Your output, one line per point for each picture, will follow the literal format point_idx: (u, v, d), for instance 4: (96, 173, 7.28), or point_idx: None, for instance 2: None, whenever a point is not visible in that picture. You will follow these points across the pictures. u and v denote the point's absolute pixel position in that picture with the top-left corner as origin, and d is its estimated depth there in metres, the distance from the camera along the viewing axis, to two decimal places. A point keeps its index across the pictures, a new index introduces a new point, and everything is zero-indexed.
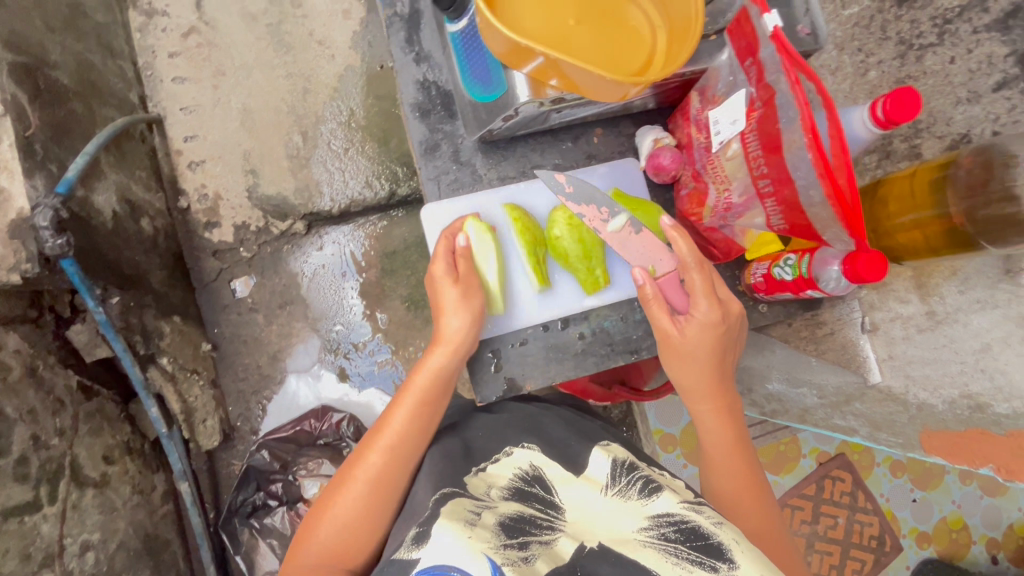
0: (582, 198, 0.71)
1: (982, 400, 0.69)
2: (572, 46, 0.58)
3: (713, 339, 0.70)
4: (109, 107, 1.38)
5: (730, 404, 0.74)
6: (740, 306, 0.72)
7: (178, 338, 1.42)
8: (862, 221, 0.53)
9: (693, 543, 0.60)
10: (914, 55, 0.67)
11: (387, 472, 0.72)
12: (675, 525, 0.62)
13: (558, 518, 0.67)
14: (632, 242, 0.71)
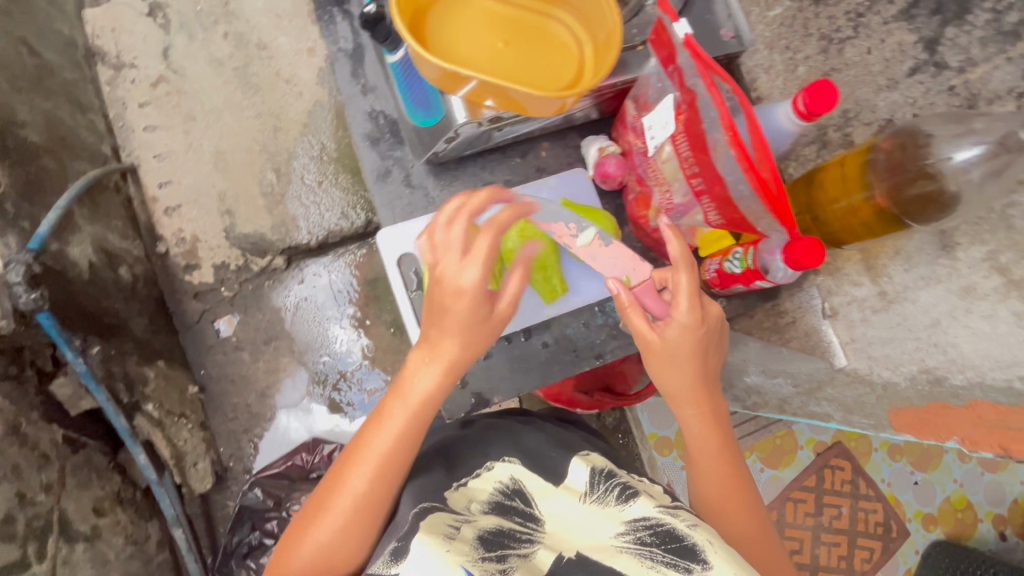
0: (550, 215, 0.74)
1: (939, 374, 0.70)
2: (503, 67, 0.61)
3: (694, 344, 0.68)
4: (81, 161, 1.40)
5: (714, 407, 0.74)
6: (719, 307, 0.69)
7: (163, 383, 1.43)
8: (790, 210, 0.55)
9: (668, 545, 0.61)
10: (835, 49, 0.70)
11: (381, 486, 0.66)
12: (650, 528, 0.63)
13: (538, 530, 0.67)
14: (603, 254, 0.74)
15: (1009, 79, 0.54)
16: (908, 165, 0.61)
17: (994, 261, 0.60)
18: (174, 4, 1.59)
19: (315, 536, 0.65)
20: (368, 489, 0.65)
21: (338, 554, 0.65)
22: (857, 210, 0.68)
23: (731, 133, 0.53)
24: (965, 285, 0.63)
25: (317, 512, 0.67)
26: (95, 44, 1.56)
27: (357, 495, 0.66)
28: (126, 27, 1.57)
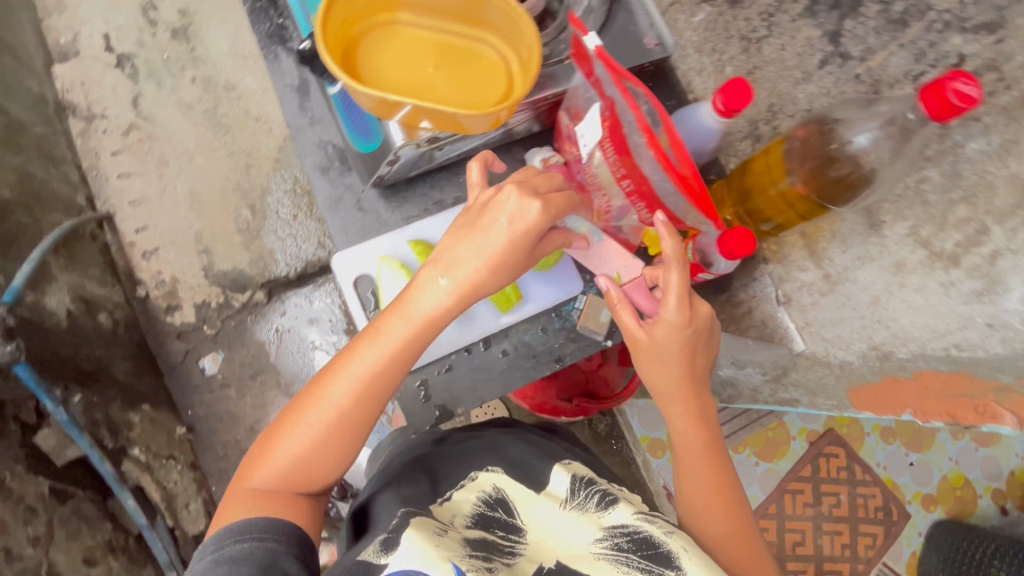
0: None
1: (886, 349, 0.72)
2: (434, 90, 0.64)
3: (681, 342, 0.70)
4: (55, 212, 1.42)
5: (703, 407, 0.75)
6: (709, 308, 0.71)
7: (149, 426, 1.43)
8: (711, 203, 0.59)
9: (643, 552, 0.64)
10: (754, 47, 0.73)
11: (364, 412, 0.65)
12: (628, 535, 0.66)
13: (519, 541, 0.68)
14: (596, 249, 0.79)
15: (904, 64, 0.58)
16: (818, 150, 0.64)
17: (917, 237, 0.62)
18: (141, 54, 1.63)
19: (287, 453, 0.64)
20: (350, 413, 0.64)
21: (308, 477, 0.64)
22: (785, 197, 0.70)
23: (648, 136, 0.56)
24: (896, 261, 0.65)
25: (291, 426, 0.65)
26: (66, 98, 1.59)
27: (342, 419, 0.64)
28: (96, 80, 1.61)
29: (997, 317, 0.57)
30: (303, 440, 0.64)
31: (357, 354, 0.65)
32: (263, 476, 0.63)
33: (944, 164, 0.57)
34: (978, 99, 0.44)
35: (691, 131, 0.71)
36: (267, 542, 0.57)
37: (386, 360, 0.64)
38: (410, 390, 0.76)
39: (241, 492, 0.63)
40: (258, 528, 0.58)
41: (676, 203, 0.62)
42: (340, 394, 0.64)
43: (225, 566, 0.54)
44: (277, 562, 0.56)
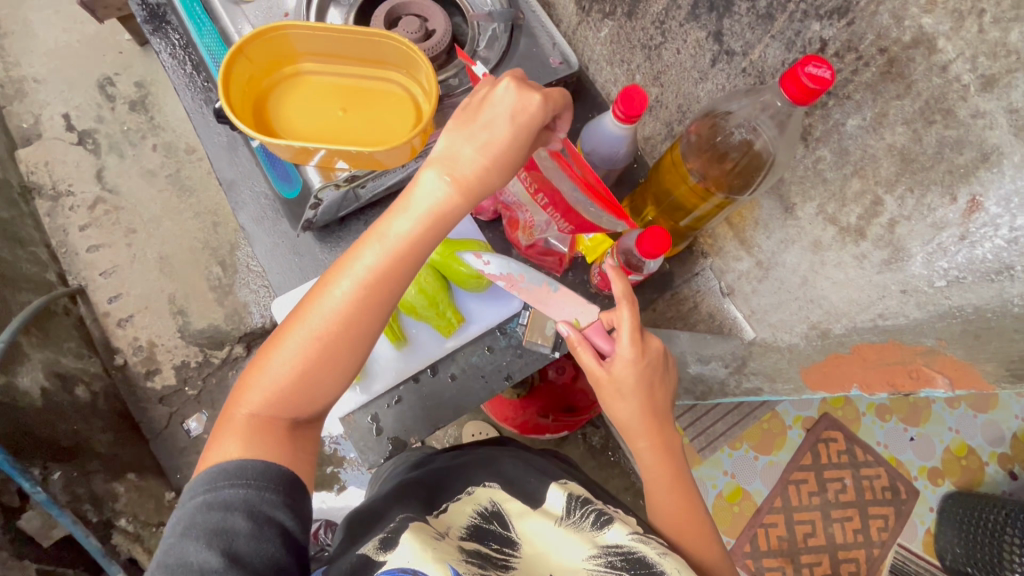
0: (502, 266, 0.77)
1: (824, 326, 0.73)
2: (347, 132, 0.66)
3: (638, 377, 0.71)
4: (26, 292, 1.43)
5: (669, 439, 0.75)
6: (659, 342, 0.73)
7: (136, 494, 1.41)
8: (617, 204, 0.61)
9: (637, 571, 0.60)
10: (655, 54, 0.77)
11: (359, 339, 0.56)
12: (622, 554, 0.62)
13: (513, 555, 0.63)
14: (553, 299, 0.78)
15: (779, 54, 0.59)
16: (709, 144, 0.70)
17: (826, 215, 0.64)
18: (102, 128, 1.67)
19: (278, 381, 0.56)
20: (352, 335, 0.55)
21: (302, 410, 0.57)
22: (697, 191, 0.73)
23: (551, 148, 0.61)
24: (813, 240, 0.67)
25: (281, 345, 0.56)
26: (31, 180, 1.63)
27: (337, 347, 0.55)
28: (59, 159, 1.65)
29: (908, 283, 0.58)
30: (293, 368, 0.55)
31: (349, 263, 0.55)
32: (253, 404, 0.56)
33: (832, 142, 0.59)
34: (829, 80, 0.47)
35: (602, 140, 0.73)
36: (264, 492, 0.53)
37: (381, 275, 0.55)
38: (362, 426, 0.78)
39: (232, 421, 0.56)
40: (253, 474, 0.53)
41: (586, 210, 0.64)
42: (330, 313, 0.55)
43: (218, 511, 0.51)
44: (274, 515, 0.53)
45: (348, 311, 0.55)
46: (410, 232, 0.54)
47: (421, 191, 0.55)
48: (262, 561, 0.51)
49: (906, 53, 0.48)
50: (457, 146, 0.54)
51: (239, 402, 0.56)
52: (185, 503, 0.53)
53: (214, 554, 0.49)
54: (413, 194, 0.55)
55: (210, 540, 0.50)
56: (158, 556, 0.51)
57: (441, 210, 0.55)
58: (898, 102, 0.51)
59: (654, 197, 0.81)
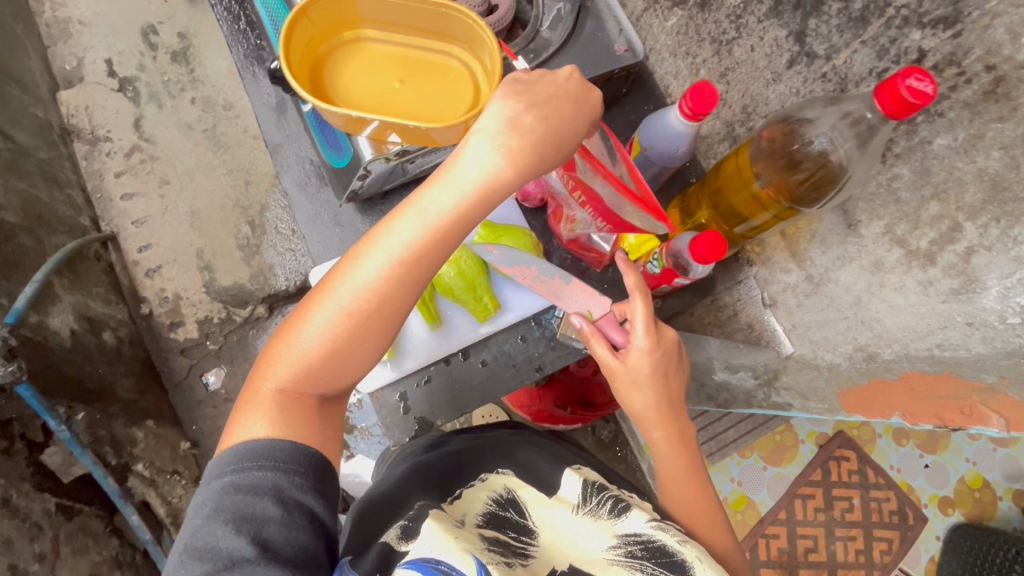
0: (513, 259, 0.73)
1: (872, 349, 0.70)
2: (402, 104, 0.65)
3: (654, 366, 0.70)
4: (60, 234, 1.45)
5: (682, 430, 0.74)
6: (673, 332, 0.72)
7: (154, 441, 1.45)
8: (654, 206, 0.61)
9: (658, 560, 0.59)
10: (725, 50, 0.73)
11: (393, 314, 0.56)
12: (641, 543, 0.61)
13: (531, 544, 0.63)
14: (565, 290, 0.74)
15: (868, 62, 0.56)
16: (783, 151, 0.64)
17: (892, 236, 0.61)
18: (143, 77, 1.67)
19: (305, 357, 0.56)
20: (389, 307, 0.55)
21: (330, 385, 0.57)
22: (758, 198, 0.69)
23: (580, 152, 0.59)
24: (874, 260, 0.64)
25: (312, 320, 0.56)
26: (71, 123, 1.63)
27: (370, 321, 0.55)
28: (99, 104, 1.65)
29: (976, 316, 0.55)
30: (322, 343, 0.56)
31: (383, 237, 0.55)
32: (281, 379, 0.56)
33: (913, 161, 0.56)
34: (932, 95, 0.44)
35: (663, 136, 0.70)
36: (293, 478, 0.53)
37: (418, 250, 0.54)
38: (390, 404, 0.78)
39: (258, 396, 0.56)
40: (282, 459, 0.53)
41: (625, 212, 0.63)
42: (359, 292, 0.54)
43: (247, 495, 0.51)
44: (303, 501, 0.53)
45: (383, 287, 0.54)
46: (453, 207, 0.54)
47: (466, 166, 0.54)
48: (293, 549, 0.50)
49: (1017, 73, 0.45)
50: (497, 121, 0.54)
51: (264, 378, 0.56)
52: (210, 488, 0.52)
53: (243, 541, 0.49)
54: (456, 170, 0.54)
55: (239, 526, 0.49)
56: (183, 540, 0.50)
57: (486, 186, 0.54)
58: (998, 124, 0.47)
59: (708, 198, 0.78)
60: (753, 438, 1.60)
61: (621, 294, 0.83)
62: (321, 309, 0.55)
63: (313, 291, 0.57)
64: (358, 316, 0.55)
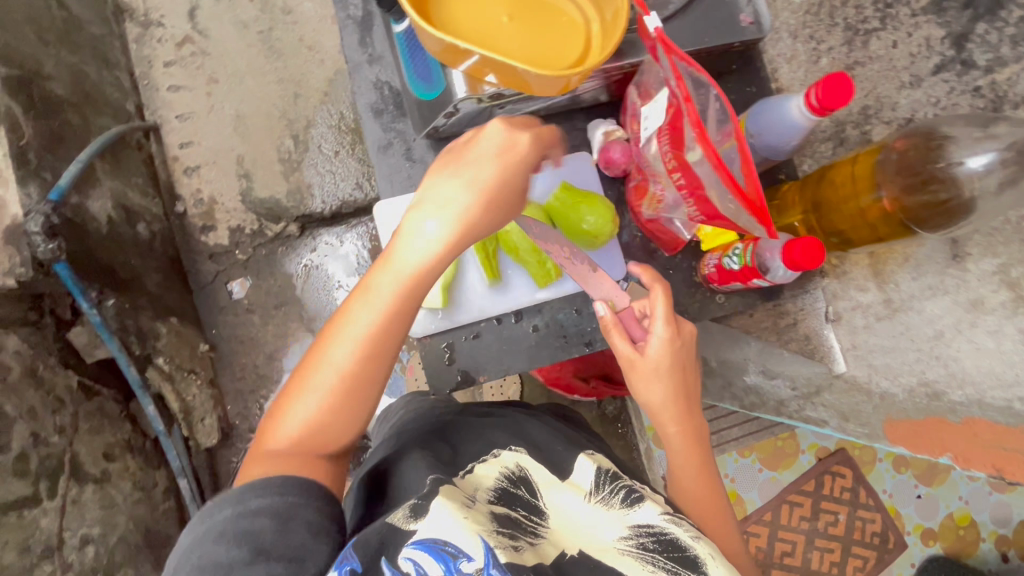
0: (549, 238, 0.70)
1: (937, 388, 0.68)
2: (506, 41, 0.60)
3: (673, 360, 0.69)
4: (105, 117, 1.42)
5: (695, 426, 0.73)
6: (692, 325, 0.71)
7: (175, 339, 1.45)
8: (767, 212, 0.52)
9: (671, 554, 0.57)
10: (860, 40, 0.67)
11: (376, 366, 0.61)
12: (654, 535, 0.59)
13: (542, 525, 0.60)
14: (592, 278, 0.72)
15: None
16: (917, 166, 0.57)
17: (1004, 274, 0.62)
18: None
19: (298, 426, 0.60)
20: (363, 370, 0.60)
21: (325, 445, 0.61)
22: (866, 214, 0.64)
23: (700, 130, 0.51)
24: (974, 298, 0.64)
25: (301, 395, 0.61)
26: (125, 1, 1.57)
27: (354, 386, 0.61)
28: None
29: None
30: (310, 413, 0.61)
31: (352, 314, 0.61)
32: (278, 444, 0.60)
33: None
34: None
35: (776, 124, 0.65)
36: (288, 498, 0.55)
37: (383, 319, 0.60)
38: (435, 351, 0.76)
39: (258, 460, 0.60)
40: (277, 485, 0.55)
41: (728, 208, 0.55)
42: (341, 362, 0.60)
43: (245, 516, 0.53)
44: (299, 515, 0.54)
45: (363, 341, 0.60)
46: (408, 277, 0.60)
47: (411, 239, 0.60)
48: (289, 554, 0.52)
49: None
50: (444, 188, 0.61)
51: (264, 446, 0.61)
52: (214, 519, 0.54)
53: (242, 553, 0.51)
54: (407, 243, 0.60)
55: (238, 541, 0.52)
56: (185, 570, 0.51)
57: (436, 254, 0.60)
58: None
59: (805, 198, 0.72)
60: (754, 440, 1.60)
61: (684, 284, 0.79)
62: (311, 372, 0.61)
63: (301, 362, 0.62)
64: (343, 385, 0.60)
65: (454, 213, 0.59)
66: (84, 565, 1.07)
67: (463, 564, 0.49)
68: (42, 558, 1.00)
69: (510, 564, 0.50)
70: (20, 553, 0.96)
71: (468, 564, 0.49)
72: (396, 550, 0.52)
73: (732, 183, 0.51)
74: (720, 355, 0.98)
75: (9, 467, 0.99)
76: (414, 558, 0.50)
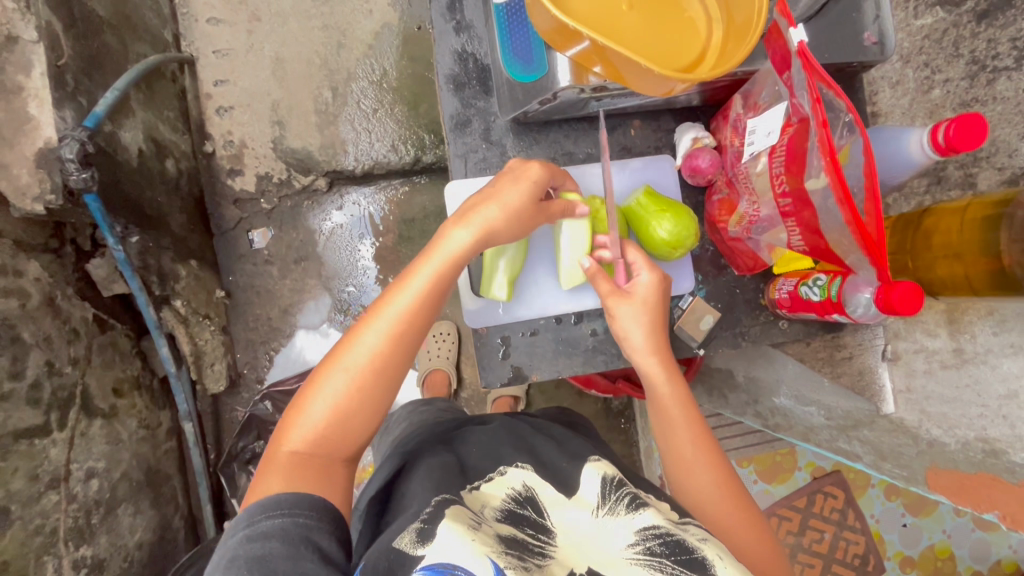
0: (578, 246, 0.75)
1: (998, 446, 0.66)
2: (620, 31, 0.56)
3: (657, 310, 0.72)
4: (142, 44, 1.28)
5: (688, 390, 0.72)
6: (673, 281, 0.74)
7: (193, 282, 1.34)
8: (885, 253, 0.53)
9: (678, 557, 0.53)
10: (986, 77, 0.62)
11: (392, 372, 0.64)
12: (660, 538, 0.54)
13: (549, 544, 0.57)
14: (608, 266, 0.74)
15: None
16: None
17: None
18: None
19: (320, 418, 0.62)
20: (390, 355, 0.63)
21: (344, 442, 0.62)
22: (966, 267, 0.63)
23: (830, 158, 0.52)
24: None
25: (323, 386, 0.62)
26: None
27: (377, 375, 0.63)
28: None
29: None
30: (333, 405, 0.62)
31: (383, 309, 0.64)
32: (297, 440, 0.61)
33: None
34: None
35: (889, 156, 0.67)
36: (299, 518, 0.54)
37: (411, 312, 0.64)
38: (489, 343, 0.80)
39: (275, 458, 0.60)
40: (288, 502, 0.55)
41: (842, 241, 0.56)
42: (372, 345, 0.63)
43: (258, 542, 0.52)
44: (311, 537, 0.54)
45: (384, 347, 0.63)
46: (437, 273, 0.65)
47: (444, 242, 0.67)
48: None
49: None
50: (478, 216, 0.66)
51: (281, 443, 0.61)
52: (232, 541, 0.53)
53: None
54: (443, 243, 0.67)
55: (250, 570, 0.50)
56: None
57: (462, 256, 0.67)
58: None
59: (904, 250, 0.71)
60: (753, 450, 1.45)
61: (747, 306, 0.80)
62: (330, 376, 0.62)
63: (319, 366, 0.64)
64: (367, 372, 0.63)
65: (484, 220, 0.66)
66: (87, 499, 1.00)
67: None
68: (49, 487, 0.93)
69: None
70: (29, 481, 0.90)
71: None
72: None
73: (854, 219, 0.51)
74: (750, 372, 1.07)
75: (20, 395, 0.92)
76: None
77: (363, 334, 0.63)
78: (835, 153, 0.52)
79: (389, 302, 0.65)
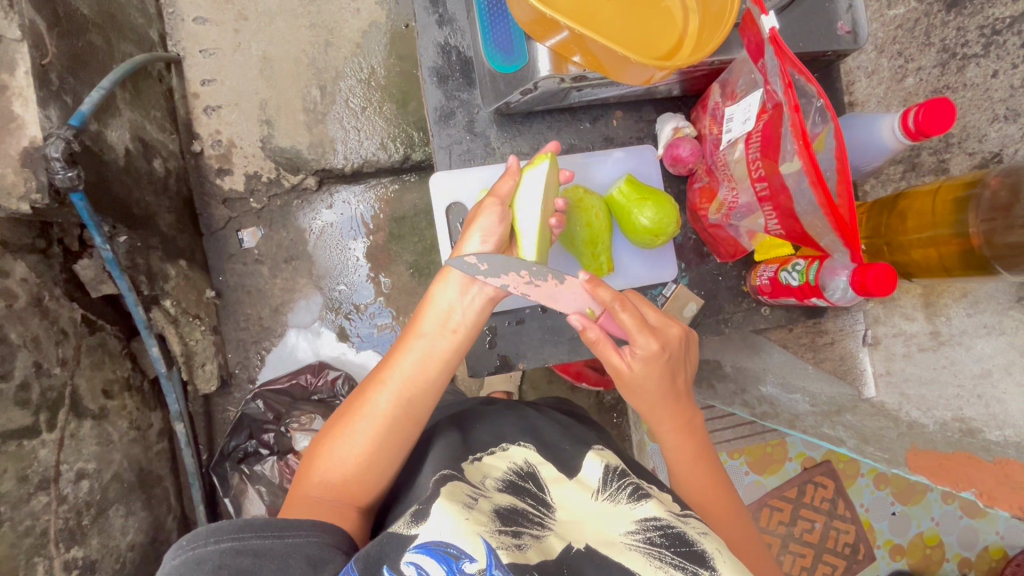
0: (500, 267, 0.68)
1: (973, 425, 0.68)
2: (597, 21, 0.57)
3: (661, 368, 0.69)
4: (127, 43, 1.27)
5: (690, 420, 0.73)
6: (678, 329, 0.71)
7: (183, 282, 1.33)
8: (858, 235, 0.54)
9: (677, 548, 0.53)
10: (955, 65, 0.64)
11: (403, 433, 0.67)
12: (661, 530, 0.55)
13: (549, 516, 0.58)
14: (562, 292, 0.70)
15: None
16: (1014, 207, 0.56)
17: None
18: None
19: (336, 472, 0.66)
20: (399, 416, 0.67)
21: (359, 493, 0.67)
22: (939, 247, 0.64)
23: (802, 141, 0.53)
24: None
25: (340, 442, 0.67)
26: None
27: (388, 436, 0.67)
28: None
29: None
30: (348, 463, 0.66)
31: (392, 372, 0.69)
32: (315, 488, 0.66)
33: None
34: None
35: (863, 141, 0.68)
36: (287, 539, 0.57)
37: (419, 378, 0.68)
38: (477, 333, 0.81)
39: (298, 501, 0.66)
40: (277, 526, 0.57)
41: (816, 225, 0.58)
42: (383, 408, 0.67)
43: (249, 559, 0.56)
44: (300, 549, 0.58)
45: (393, 409, 0.67)
46: (434, 333, 0.69)
47: (437, 298, 0.70)
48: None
49: None
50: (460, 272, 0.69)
51: (304, 490, 0.66)
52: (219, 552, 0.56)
53: None
54: (436, 298, 0.70)
55: None
56: None
57: (455, 313, 0.69)
58: None
59: (879, 234, 0.73)
60: (744, 442, 1.46)
61: (729, 293, 0.82)
62: (347, 435, 0.67)
63: (340, 422, 0.69)
64: (379, 432, 0.66)
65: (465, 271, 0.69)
66: (77, 499, 1.00)
67: (465, 565, 0.49)
68: (39, 489, 0.93)
69: (513, 564, 0.49)
70: (18, 482, 0.90)
71: (469, 564, 0.49)
72: (397, 556, 0.51)
73: (826, 202, 0.53)
74: (737, 362, 1.09)
75: (8, 396, 0.91)
76: (416, 561, 0.50)
77: (375, 395, 0.68)
78: (808, 137, 0.53)
79: (397, 365, 0.69)
